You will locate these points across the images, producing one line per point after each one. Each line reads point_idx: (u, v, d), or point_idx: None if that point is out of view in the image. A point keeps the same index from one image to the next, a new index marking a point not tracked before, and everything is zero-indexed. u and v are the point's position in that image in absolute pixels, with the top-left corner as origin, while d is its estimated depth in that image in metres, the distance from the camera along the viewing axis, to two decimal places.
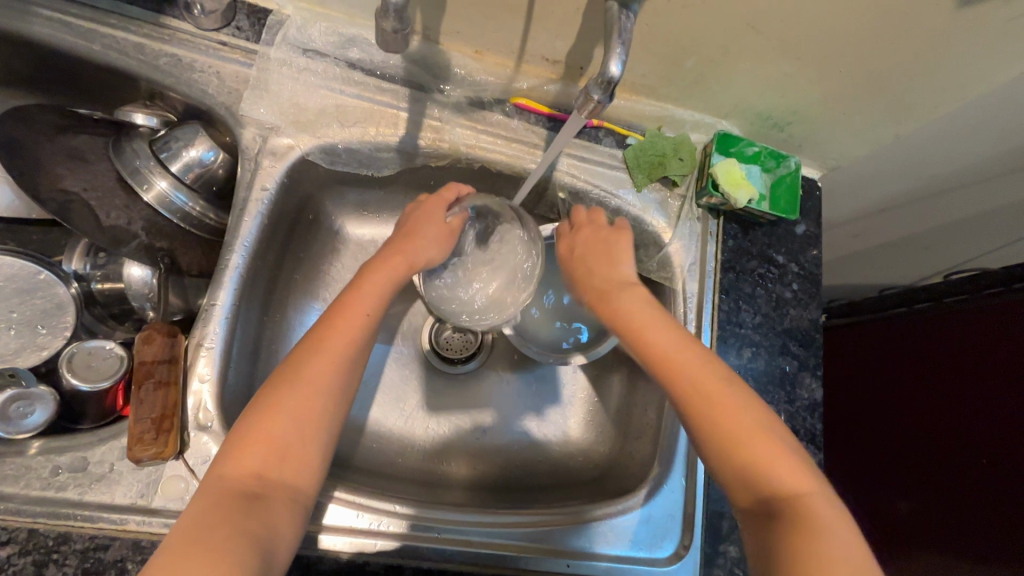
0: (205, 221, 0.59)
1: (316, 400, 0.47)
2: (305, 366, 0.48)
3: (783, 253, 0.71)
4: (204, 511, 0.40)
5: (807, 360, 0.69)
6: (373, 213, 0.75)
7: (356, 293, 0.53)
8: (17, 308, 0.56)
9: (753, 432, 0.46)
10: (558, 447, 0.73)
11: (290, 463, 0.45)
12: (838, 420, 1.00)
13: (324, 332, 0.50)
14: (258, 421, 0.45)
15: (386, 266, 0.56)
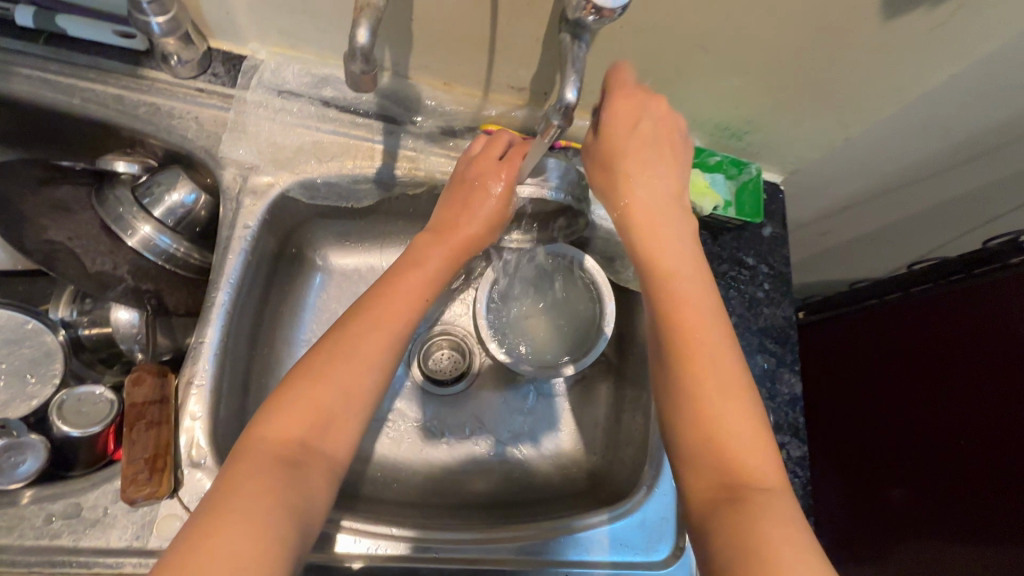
0: (190, 260, 0.60)
1: (362, 372, 0.49)
2: (353, 342, 0.50)
3: (752, 255, 0.74)
4: (251, 467, 0.42)
5: (784, 356, 0.71)
6: (356, 243, 0.76)
7: (404, 276, 0.56)
8: (6, 359, 0.57)
9: (725, 393, 0.46)
10: (553, 460, 0.74)
11: (333, 432, 0.46)
12: (824, 414, 1.03)
13: (369, 309, 0.53)
14: (304, 391, 0.47)
15: (432, 246, 0.59)
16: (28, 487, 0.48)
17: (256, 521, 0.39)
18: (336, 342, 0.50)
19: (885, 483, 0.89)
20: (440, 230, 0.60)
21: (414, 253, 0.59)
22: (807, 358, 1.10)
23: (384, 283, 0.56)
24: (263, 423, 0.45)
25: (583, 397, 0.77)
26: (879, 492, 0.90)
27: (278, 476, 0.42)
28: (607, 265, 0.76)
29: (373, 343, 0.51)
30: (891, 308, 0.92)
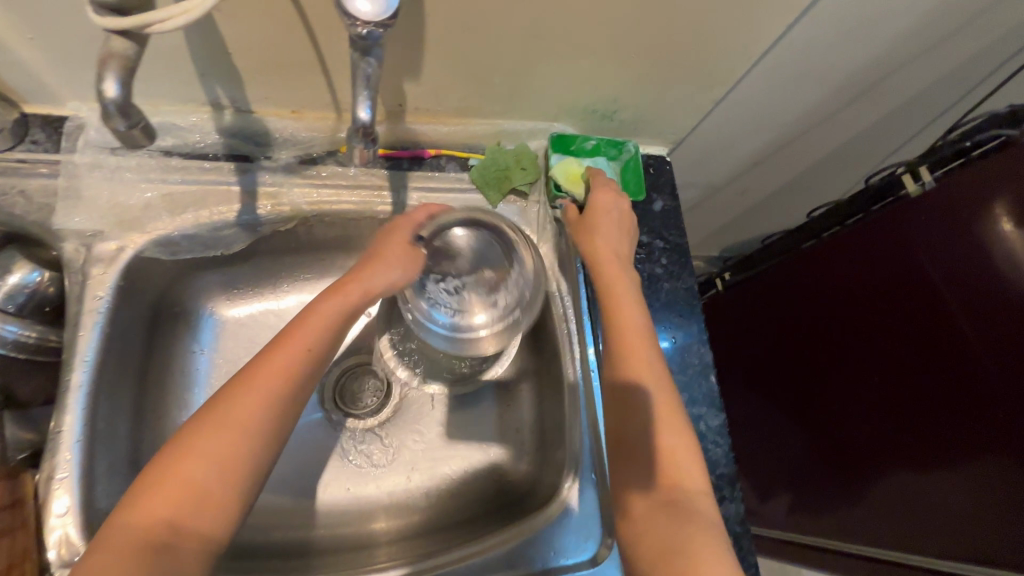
0: (46, 344, 0.56)
1: (240, 445, 0.46)
2: (228, 416, 0.47)
3: (645, 232, 0.74)
4: (115, 561, 0.40)
5: (691, 328, 0.71)
6: (244, 289, 0.73)
7: (300, 323, 0.53)
8: None
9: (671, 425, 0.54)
10: (485, 473, 0.72)
11: (206, 510, 0.44)
12: (781, 360, 1.06)
13: (248, 374, 0.49)
14: (173, 463, 0.44)
15: (324, 307, 0.54)
16: None
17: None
18: (215, 402, 0.47)
19: (845, 424, 0.93)
20: (334, 287, 0.56)
21: (313, 307, 0.55)
22: (758, 311, 1.10)
23: (269, 344, 0.52)
24: (127, 508, 0.43)
25: (506, 405, 0.75)
26: (838, 431, 0.94)
27: (143, 568, 0.40)
28: None
29: (249, 415, 0.47)
30: (829, 251, 0.93)
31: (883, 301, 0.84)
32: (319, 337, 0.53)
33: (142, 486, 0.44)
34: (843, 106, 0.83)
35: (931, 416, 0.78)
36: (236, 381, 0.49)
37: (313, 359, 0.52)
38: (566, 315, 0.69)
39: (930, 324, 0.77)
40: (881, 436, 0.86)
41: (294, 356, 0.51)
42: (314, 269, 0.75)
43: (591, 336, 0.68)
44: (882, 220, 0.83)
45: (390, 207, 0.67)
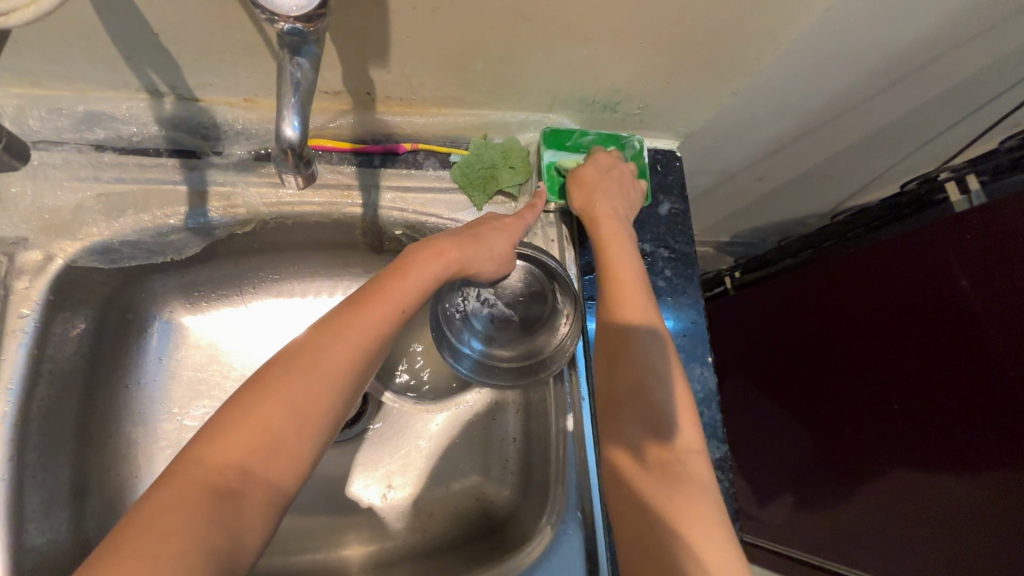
0: None
1: (323, 394, 0.39)
2: (309, 368, 0.39)
3: (648, 239, 0.66)
4: (170, 509, 0.33)
5: (695, 350, 0.64)
6: (204, 292, 0.67)
7: (404, 278, 0.46)
8: None
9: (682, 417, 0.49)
10: (467, 495, 0.68)
11: (278, 460, 0.37)
12: (790, 361, 0.99)
13: (342, 320, 0.42)
14: (254, 401, 0.37)
15: (422, 260, 0.48)
16: None
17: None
18: (302, 345, 0.41)
19: (848, 433, 0.88)
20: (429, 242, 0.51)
21: (404, 260, 0.48)
22: (767, 313, 1.03)
23: (366, 291, 0.45)
24: (198, 443, 0.36)
25: (490, 421, 0.71)
26: (842, 440, 0.89)
27: (202, 518, 0.33)
28: None
29: (336, 367, 0.40)
30: (843, 261, 0.86)
31: (902, 318, 0.77)
32: (412, 294, 0.46)
33: (218, 417, 0.38)
34: (873, 95, 0.74)
35: (936, 440, 0.73)
36: (327, 323, 0.42)
37: (399, 317, 0.45)
38: None
39: (949, 350, 0.71)
40: (884, 452, 0.82)
41: (390, 308, 0.44)
42: (282, 271, 0.68)
43: (585, 359, 0.61)
44: (914, 234, 0.75)
45: (360, 209, 0.60)
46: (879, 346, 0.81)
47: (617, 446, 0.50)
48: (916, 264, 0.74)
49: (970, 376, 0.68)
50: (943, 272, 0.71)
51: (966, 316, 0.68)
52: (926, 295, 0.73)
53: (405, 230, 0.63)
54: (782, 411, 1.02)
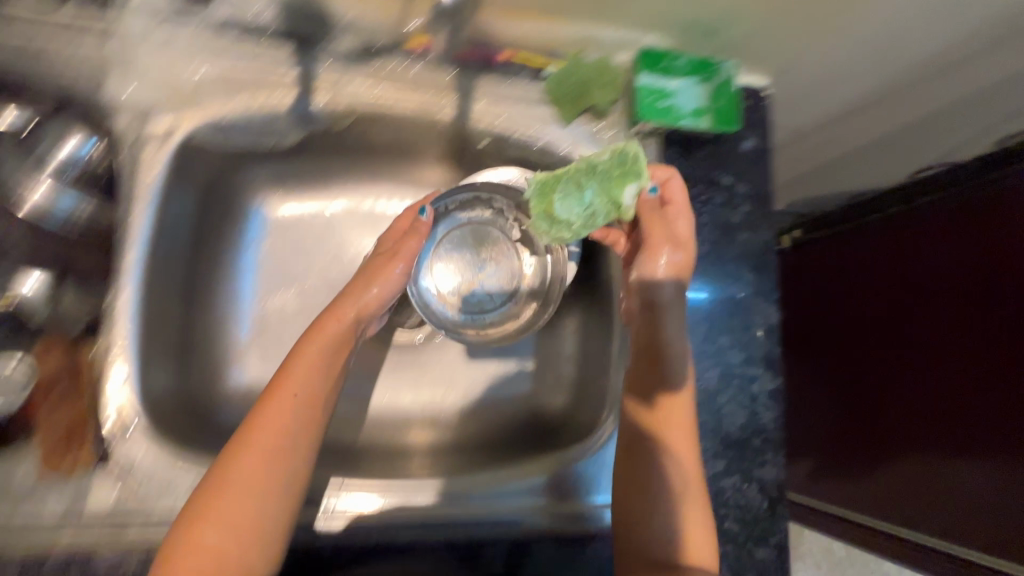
0: (94, 223, 0.55)
1: (251, 512, 0.47)
2: (243, 460, 0.48)
3: (729, 173, 0.66)
4: None
5: (760, 286, 0.65)
6: (293, 186, 0.70)
7: (288, 371, 0.53)
8: None
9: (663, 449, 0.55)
10: (517, 402, 0.72)
11: (246, 560, 0.47)
12: (806, 331, 0.93)
13: (225, 466, 0.49)
14: (200, 513, 0.46)
15: (303, 355, 0.55)
16: None
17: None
18: (208, 483, 0.47)
19: (847, 418, 0.85)
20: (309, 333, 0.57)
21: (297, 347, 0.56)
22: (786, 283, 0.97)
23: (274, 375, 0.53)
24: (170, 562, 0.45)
25: (545, 339, 0.73)
26: (840, 423, 0.86)
27: None
28: None
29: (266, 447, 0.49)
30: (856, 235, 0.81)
31: (956, 310, 0.69)
32: (307, 382, 0.53)
33: (176, 532, 0.46)
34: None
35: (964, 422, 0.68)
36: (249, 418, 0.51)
37: (280, 438, 0.50)
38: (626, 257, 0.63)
39: (1001, 351, 0.64)
40: (897, 436, 0.77)
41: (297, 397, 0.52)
42: (367, 173, 0.72)
43: None
44: (985, 215, 0.65)
45: (453, 114, 0.62)
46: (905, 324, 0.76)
47: (633, 395, 0.58)
48: (952, 232, 0.69)
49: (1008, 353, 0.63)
50: (983, 240, 0.65)
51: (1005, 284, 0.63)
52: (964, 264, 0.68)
53: (491, 141, 0.65)
54: (791, 381, 0.97)
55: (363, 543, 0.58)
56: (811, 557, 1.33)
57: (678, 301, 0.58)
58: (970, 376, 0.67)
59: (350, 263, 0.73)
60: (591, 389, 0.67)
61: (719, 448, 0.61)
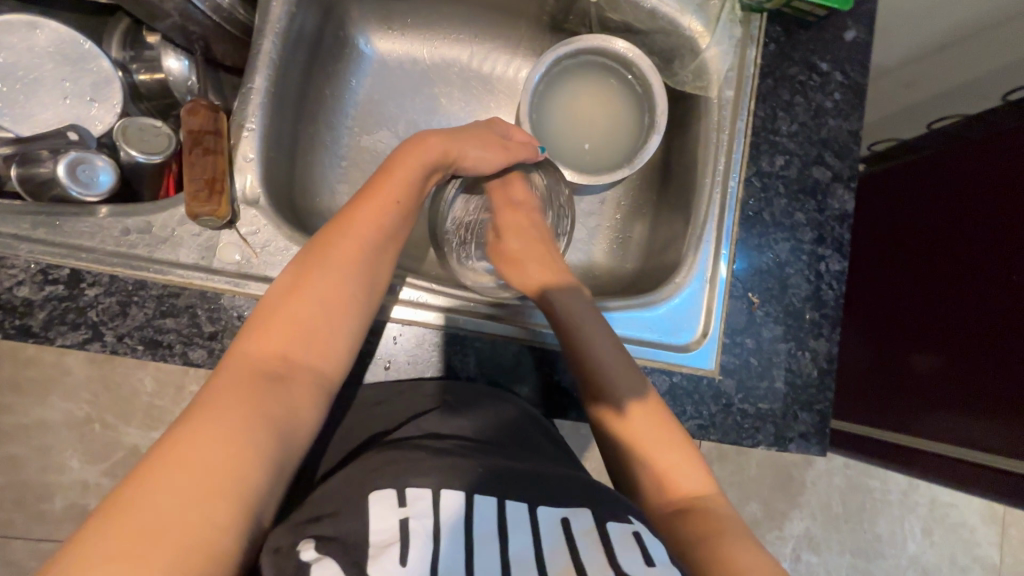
0: (235, 15, 0.56)
1: (339, 292, 0.44)
2: (341, 241, 0.46)
3: (827, 61, 0.67)
4: (228, 384, 0.37)
5: (842, 172, 0.67)
6: (400, 30, 0.73)
7: (385, 178, 0.52)
8: (70, 78, 0.55)
9: (651, 433, 0.50)
10: (585, 268, 0.76)
11: (318, 351, 0.42)
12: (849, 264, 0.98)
13: (321, 245, 0.46)
14: (284, 295, 0.42)
15: (396, 164, 0.53)
16: (102, 204, 0.51)
17: (238, 430, 0.34)
18: (308, 256, 0.45)
19: (875, 324, 0.89)
20: (391, 160, 0.54)
21: (393, 159, 0.54)
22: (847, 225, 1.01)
23: (373, 178, 0.52)
24: (248, 338, 0.40)
25: (623, 217, 0.78)
26: (869, 331, 0.90)
27: (259, 390, 0.37)
28: (664, 67, 0.71)
29: (360, 234, 0.47)
30: (922, 164, 0.86)
31: (980, 210, 0.76)
32: (402, 191, 0.52)
33: (253, 322, 0.42)
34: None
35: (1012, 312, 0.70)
36: (345, 210, 0.49)
37: (382, 232, 0.49)
38: (719, 127, 0.66)
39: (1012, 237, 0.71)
40: (943, 344, 0.78)
41: (391, 196, 0.51)
42: (469, 25, 0.74)
43: (740, 151, 0.65)
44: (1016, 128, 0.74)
45: None
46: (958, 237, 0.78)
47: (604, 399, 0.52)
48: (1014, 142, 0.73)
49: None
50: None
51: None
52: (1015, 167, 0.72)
53: None
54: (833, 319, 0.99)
55: (440, 340, 0.59)
56: (812, 511, 1.34)
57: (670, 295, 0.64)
58: (985, 263, 0.74)
59: (441, 113, 0.76)
60: (664, 254, 0.70)
61: (780, 315, 0.64)
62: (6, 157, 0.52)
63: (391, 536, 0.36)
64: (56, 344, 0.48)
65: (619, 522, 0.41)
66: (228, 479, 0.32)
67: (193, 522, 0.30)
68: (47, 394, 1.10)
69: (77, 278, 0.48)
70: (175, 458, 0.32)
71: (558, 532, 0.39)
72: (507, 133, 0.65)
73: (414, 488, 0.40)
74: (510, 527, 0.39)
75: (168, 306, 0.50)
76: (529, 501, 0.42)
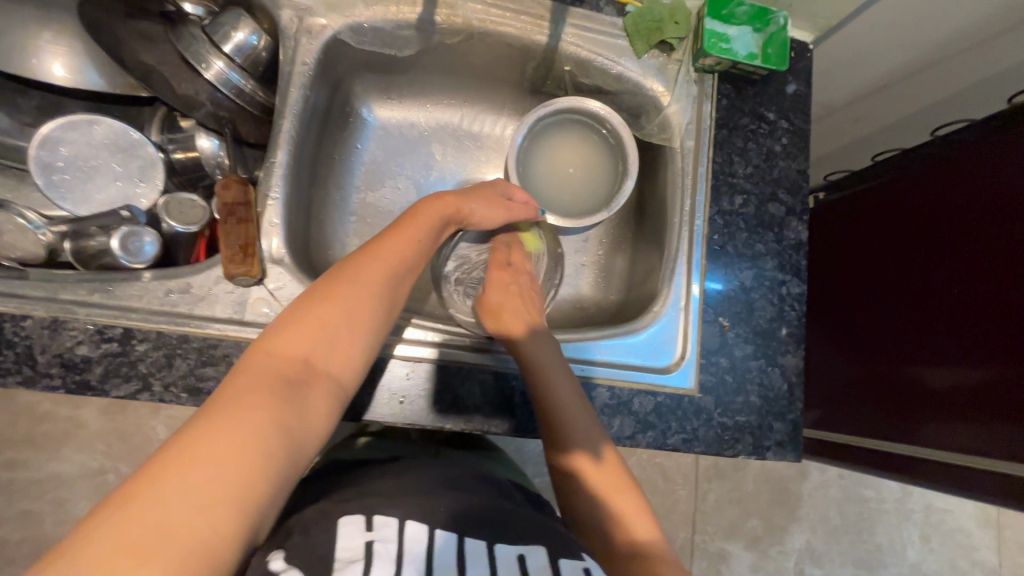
0: (256, 98, 0.66)
1: (362, 313, 0.51)
2: (367, 267, 0.53)
3: (773, 111, 0.77)
4: (253, 385, 0.43)
5: (795, 206, 0.76)
6: (397, 98, 0.82)
7: (410, 218, 0.60)
8: (119, 163, 0.63)
9: (611, 487, 0.60)
10: (574, 301, 0.84)
11: (333, 362, 0.48)
12: (818, 281, 1.06)
13: (349, 272, 0.52)
14: (313, 310, 0.49)
15: (420, 210, 0.61)
16: (147, 269, 0.59)
17: (256, 436, 0.39)
18: (337, 277, 0.52)
19: (851, 331, 0.96)
20: (412, 206, 0.62)
21: (419, 207, 0.62)
22: (812, 247, 1.10)
23: (399, 218, 0.60)
24: (272, 343, 0.46)
25: (605, 253, 0.86)
26: (846, 338, 0.97)
27: (281, 398, 0.43)
28: (633, 121, 0.81)
29: (384, 263, 0.54)
30: (882, 186, 0.95)
31: (937, 227, 0.84)
32: (426, 232, 0.60)
33: (279, 327, 0.48)
34: (979, 44, 0.80)
35: (973, 324, 0.77)
36: (370, 243, 0.56)
37: (401, 267, 0.56)
38: (683, 174, 0.75)
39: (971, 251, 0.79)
40: (916, 354, 0.84)
41: (413, 235, 0.58)
42: (460, 92, 0.83)
43: (703, 192, 0.74)
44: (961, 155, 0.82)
45: (546, 38, 0.73)
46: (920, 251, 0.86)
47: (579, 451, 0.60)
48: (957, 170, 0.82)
49: (1002, 256, 0.74)
50: (981, 170, 0.78)
51: (998, 201, 0.76)
52: (963, 193, 0.81)
53: (573, 66, 0.76)
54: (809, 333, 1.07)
55: (447, 373, 0.66)
56: (811, 524, 1.39)
57: (654, 327, 0.71)
58: (946, 275, 0.81)
59: (438, 170, 0.85)
60: (643, 285, 0.78)
61: (749, 335, 0.72)
62: (60, 233, 0.60)
63: (356, 554, 0.42)
64: (110, 395, 0.54)
65: (571, 559, 0.47)
66: (239, 488, 0.37)
67: (199, 525, 0.34)
68: (62, 447, 1.14)
69: (128, 336, 0.55)
70: (194, 452, 0.36)
71: (513, 567, 0.46)
72: (507, 193, 0.72)
73: (381, 516, 0.47)
74: (468, 563, 0.45)
75: (206, 355, 0.57)
76: (488, 539, 0.48)
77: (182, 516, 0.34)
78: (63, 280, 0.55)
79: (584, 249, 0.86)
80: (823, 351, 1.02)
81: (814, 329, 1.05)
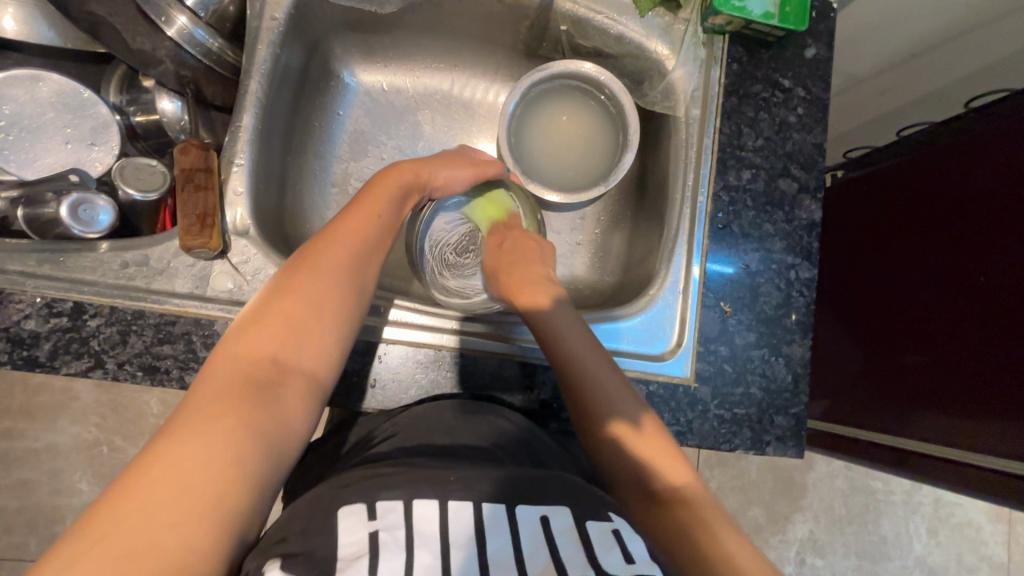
0: (225, 58, 0.61)
1: (329, 296, 0.45)
2: (330, 250, 0.47)
3: (789, 77, 0.70)
4: (218, 390, 0.37)
5: (808, 183, 0.70)
6: (382, 62, 0.77)
7: (373, 193, 0.54)
8: (71, 125, 0.62)
9: (664, 460, 0.50)
10: (567, 282, 0.79)
11: (306, 351, 0.42)
12: (831, 267, 1.00)
13: (311, 255, 0.47)
14: (275, 300, 0.43)
15: (384, 186, 0.55)
16: (101, 239, 0.55)
17: (224, 441, 0.34)
18: (298, 259, 0.46)
19: (866, 324, 0.89)
20: (371, 185, 0.56)
21: (378, 180, 0.56)
22: (825, 229, 1.03)
23: (358, 195, 0.54)
24: (233, 340, 0.40)
25: (602, 231, 0.81)
26: (860, 332, 0.90)
27: (250, 400, 0.37)
28: (635, 88, 0.75)
29: (350, 244, 0.49)
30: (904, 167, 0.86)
31: (966, 209, 0.76)
32: (391, 207, 0.54)
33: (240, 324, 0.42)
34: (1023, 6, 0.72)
35: (1002, 314, 0.70)
36: (333, 223, 0.50)
37: (368, 246, 0.50)
38: (686, 146, 0.69)
39: (1006, 235, 0.71)
40: (937, 344, 0.77)
41: (375, 210, 0.53)
42: (447, 56, 0.77)
43: (707, 166, 0.68)
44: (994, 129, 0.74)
45: None
46: (949, 235, 0.78)
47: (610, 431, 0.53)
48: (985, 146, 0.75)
49: None
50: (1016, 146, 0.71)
51: None
52: (992, 171, 0.73)
53: (569, 26, 0.70)
54: (820, 321, 1.01)
55: (424, 357, 0.62)
56: (815, 514, 1.35)
57: (644, 312, 0.67)
58: (977, 264, 0.74)
59: (423, 140, 0.79)
60: (640, 266, 0.73)
61: (752, 322, 0.67)
62: (9, 200, 0.56)
63: (361, 549, 0.36)
64: (61, 372, 0.51)
65: (598, 519, 0.43)
66: (209, 500, 0.32)
67: (167, 547, 0.30)
68: (57, 418, 1.13)
69: (79, 311, 0.52)
70: (153, 476, 0.31)
71: (537, 531, 0.41)
72: (478, 155, 0.67)
73: (385, 501, 0.41)
74: (490, 532, 0.40)
75: (164, 333, 0.53)
76: (509, 502, 0.43)
77: (144, 538, 0.29)
78: (9, 251, 0.52)
79: (580, 226, 0.81)
80: (834, 340, 0.96)
81: (824, 320, 0.98)
